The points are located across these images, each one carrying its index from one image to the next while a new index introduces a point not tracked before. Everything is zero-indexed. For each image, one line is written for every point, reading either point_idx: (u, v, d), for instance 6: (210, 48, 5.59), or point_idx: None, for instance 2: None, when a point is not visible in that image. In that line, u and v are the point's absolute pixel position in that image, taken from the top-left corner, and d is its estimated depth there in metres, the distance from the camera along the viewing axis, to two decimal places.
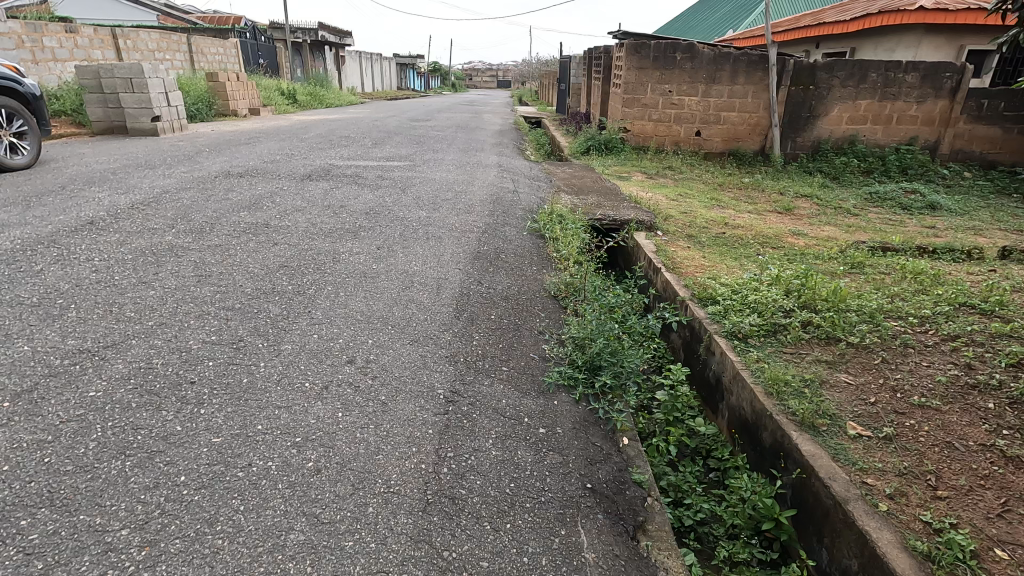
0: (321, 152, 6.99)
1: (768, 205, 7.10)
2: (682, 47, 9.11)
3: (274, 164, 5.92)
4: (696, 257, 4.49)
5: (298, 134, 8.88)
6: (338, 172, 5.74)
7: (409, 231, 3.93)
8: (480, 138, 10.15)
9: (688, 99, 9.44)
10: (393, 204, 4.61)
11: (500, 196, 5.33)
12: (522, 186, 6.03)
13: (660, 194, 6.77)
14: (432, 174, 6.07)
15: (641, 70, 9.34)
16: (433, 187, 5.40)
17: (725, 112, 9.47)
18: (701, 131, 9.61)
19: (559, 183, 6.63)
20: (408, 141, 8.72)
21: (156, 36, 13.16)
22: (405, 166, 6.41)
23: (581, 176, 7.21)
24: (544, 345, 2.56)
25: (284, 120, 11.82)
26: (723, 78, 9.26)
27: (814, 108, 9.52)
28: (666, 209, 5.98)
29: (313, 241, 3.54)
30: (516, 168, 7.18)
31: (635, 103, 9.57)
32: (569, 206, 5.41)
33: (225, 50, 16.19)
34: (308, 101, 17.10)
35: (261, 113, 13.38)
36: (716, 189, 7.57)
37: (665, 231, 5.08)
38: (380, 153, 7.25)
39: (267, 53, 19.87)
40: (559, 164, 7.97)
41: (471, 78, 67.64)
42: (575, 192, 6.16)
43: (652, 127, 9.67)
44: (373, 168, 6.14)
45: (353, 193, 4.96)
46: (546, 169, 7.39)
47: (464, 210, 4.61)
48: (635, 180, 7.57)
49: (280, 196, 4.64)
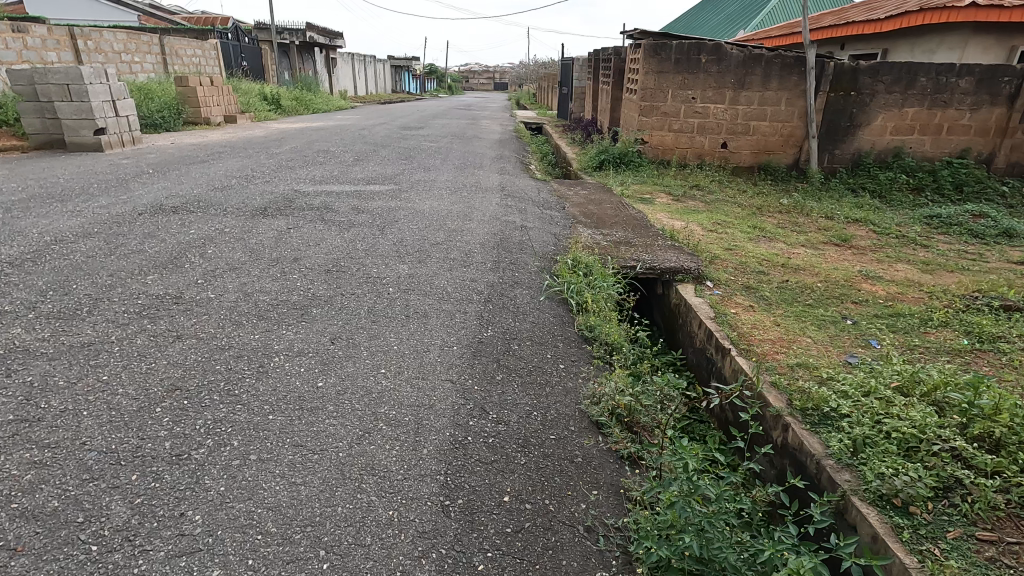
0: (289, 173, 5.87)
1: (820, 234, 6.00)
2: (706, 48, 8.02)
3: (224, 192, 4.80)
4: (767, 323, 3.41)
5: (270, 148, 7.77)
6: (303, 202, 4.63)
7: (383, 302, 2.83)
8: (478, 151, 9.05)
9: (713, 106, 8.35)
10: (366, 254, 3.49)
11: (505, 235, 4.22)
12: (531, 217, 4.91)
13: (696, 224, 5.70)
14: (421, 203, 4.95)
15: (660, 74, 8.25)
16: (420, 224, 4.28)
17: (755, 121, 8.38)
18: (727, 143, 8.53)
19: (574, 211, 5.52)
20: (396, 156, 7.61)
21: (122, 36, 12.03)
22: (388, 192, 5.28)
23: (598, 200, 6.10)
24: (598, 571, 1.46)
25: (260, 129, 10.70)
26: (754, 83, 8.18)
27: (855, 117, 8.43)
28: (708, 245, 4.91)
29: (237, 330, 2.42)
30: (522, 191, 6.06)
31: (653, 112, 8.48)
32: (591, 246, 4.32)
33: (203, 52, 15.08)
34: (293, 107, 15.99)
35: (238, 121, 12.23)
36: (755, 214, 6.47)
37: (715, 281, 4.00)
38: (360, 174, 6.12)
39: (251, 55, 18.71)
40: (570, 185, 6.85)
41: (467, 80, 66.39)
42: (595, 225, 5.05)
43: (672, 138, 8.58)
44: (349, 195, 5.03)
45: (315, 235, 3.83)
46: (556, 192, 6.28)
47: (460, 261, 3.49)
48: (659, 203, 6.49)
49: (217, 243, 3.52)
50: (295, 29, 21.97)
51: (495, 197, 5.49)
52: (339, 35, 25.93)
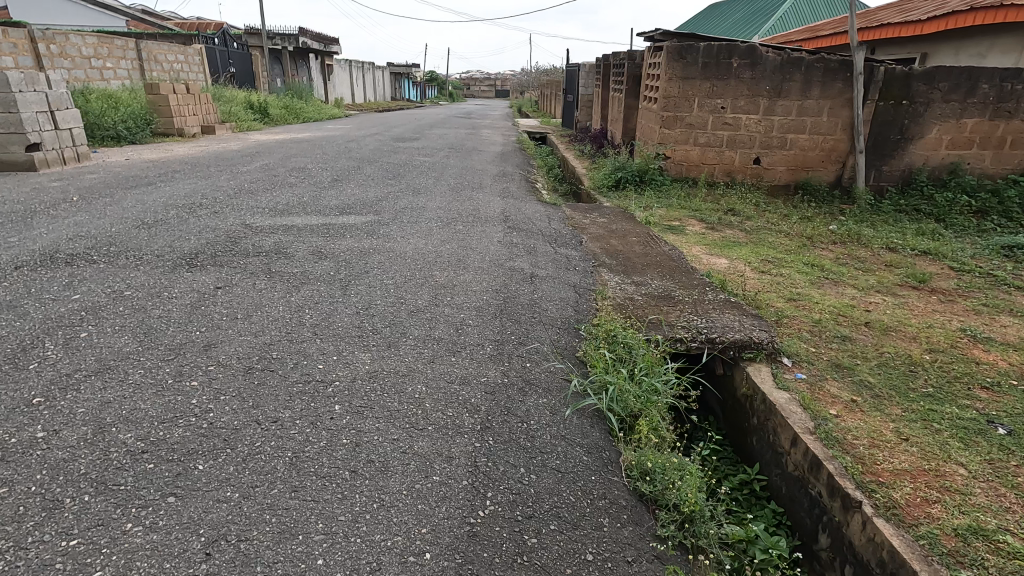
0: (247, 200, 4.86)
1: (889, 272, 4.96)
2: (738, 51, 7.03)
3: (152, 229, 3.78)
4: (890, 437, 2.38)
5: (237, 165, 6.76)
6: (248, 244, 3.61)
7: (318, 438, 1.79)
8: (479, 166, 8.03)
9: (746, 117, 7.32)
10: (313, 334, 2.46)
11: (510, 292, 3.18)
12: (543, 260, 3.87)
13: (744, 262, 4.69)
14: (403, 242, 3.93)
15: (685, 80, 7.23)
16: (399, 276, 3.25)
17: (792, 134, 7.37)
18: (760, 158, 7.51)
19: (595, 247, 4.49)
20: (382, 175, 6.60)
21: (92, 40, 11.10)
22: (364, 227, 4.26)
23: (621, 232, 5.05)
24: None
25: (236, 142, 9.71)
26: (792, 91, 7.19)
27: (906, 129, 7.39)
28: (767, 294, 3.91)
29: (41, 529, 1.37)
30: (530, 220, 5.03)
31: (677, 123, 7.44)
32: (623, 306, 3.29)
33: (186, 58, 14.15)
34: (281, 116, 15.03)
35: (216, 132, 11.25)
36: (806, 245, 5.45)
37: (795, 359, 2.97)
38: (334, 200, 5.12)
39: (240, 61, 17.80)
40: (585, 210, 5.82)
41: (469, 87, 65.57)
42: (623, 268, 4.01)
43: (698, 153, 7.54)
44: (313, 232, 4.01)
45: (248, 298, 2.80)
46: (571, 221, 5.25)
47: (448, 346, 2.46)
48: (692, 233, 5.46)
49: (102, 317, 2.49)
50: (288, 34, 21.07)
51: (497, 230, 4.46)
52: (336, 40, 25.02)
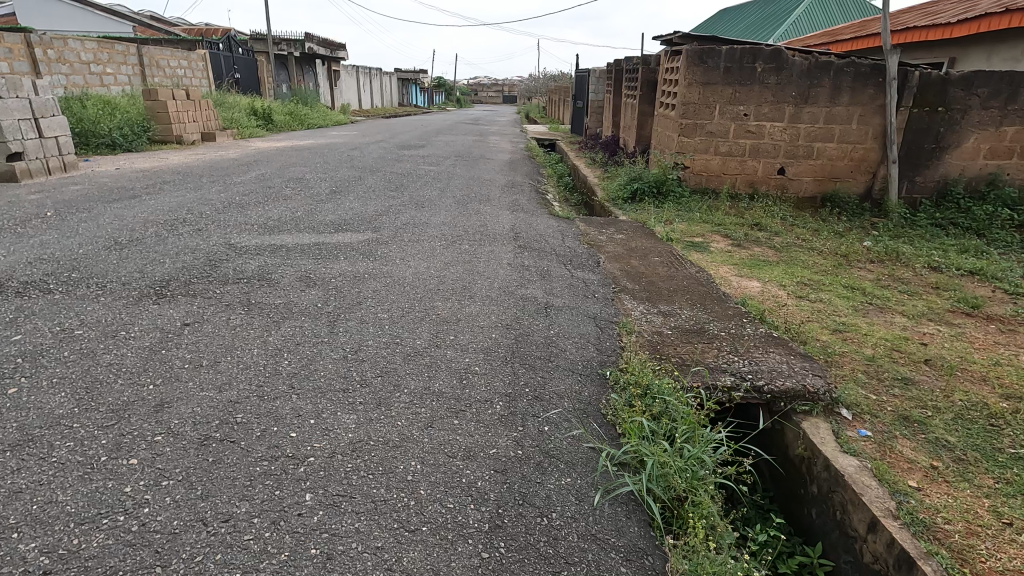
0: (236, 215, 4.50)
1: (937, 296, 4.52)
2: (763, 55, 6.63)
3: (125, 251, 3.42)
4: (990, 520, 1.95)
5: (232, 175, 6.42)
6: (229, 268, 3.24)
7: (279, 546, 1.38)
8: (486, 176, 7.64)
9: (770, 125, 6.90)
10: (289, 389, 2.06)
11: (522, 328, 2.78)
12: (558, 287, 3.46)
13: (777, 286, 4.26)
14: (402, 266, 3.53)
15: (706, 86, 6.82)
16: (395, 308, 2.85)
17: (820, 143, 6.95)
18: (785, 168, 7.08)
19: (614, 270, 4.07)
20: (384, 186, 6.24)
21: (92, 45, 10.87)
22: (361, 247, 3.87)
23: (641, 250, 4.64)
24: None
25: (235, 150, 9.40)
26: (820, 97, 6.77)
27: (941, 137, 6.93)
28: (810, 325, 3.47)
29: None
30: (542, 237, 4.63)
31: (697, 131, 7.02)
32: (651, 343, 2.88)
33: (189, 63, 13.92)
34: (285, 122, 14.76)
35: (217, 139, 10.97)
36: (842, 265, 5.01)
37: (855, 411, 2.53)
38: (331, 214, 4.74)
39: (245, 66, 17.58)
40: (601, 225, 5.42)
41: (477, 93, 65.44)
42: (648, 295, 3.59)
43: (718, 163, 7.11)
44: (304, 254, 3.63)
45: (219, 339, 2.41)
46: (586, 239, 4.84)
47: (450, 403, 2.05)
48: (717, 251, 5.05)
49: (41, 365, 2.11)
50: (294, 39, 20.87)
51: (507, 250, 4.06)
52: (342, 46, 24.82)
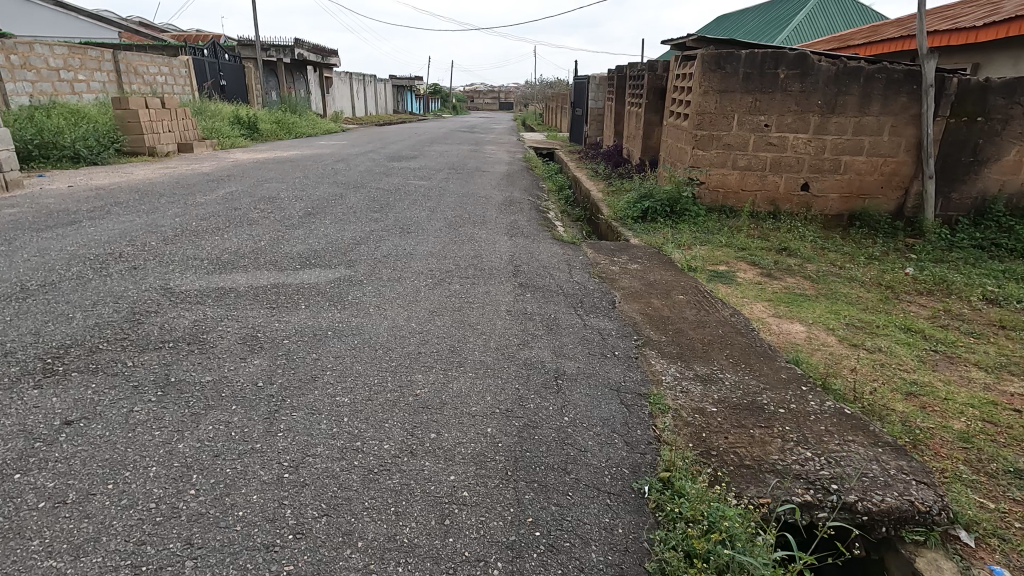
0: (186, 246, 3.84)
1: (1006, 336, 3.88)
2: (787, 59, 6.02)
3: (29, 301, 2.75)
4: None
5: (196, 193, 5.76)
6: (154, 326, 2.57)
7: None
8: (481, 192, 6.99)
9: (794, 137, 6.30)
10: (183, 550, 1.38)
11: (528, 414, 2.11)
12: (570, 343, 2.80)
13: (824, 330, 3.63)
14: (377, 316, 2.87)
15: (723, 94, 6.19)
16: (360, 385, 2.19)
17: (847, 156, 6.36)
18: (809, 184, 6.48)
19: (634, 315, 3.41)
20: (367, 206, 5.59)
21: (62, 51, 10.21)
22: (329, 289, 3.21)
23: (661, 286, 3.99)
24: None
25: (211, 162, 8.75)
26: (848, 106, 6.17)
27: (980, 149, 6.31)
28: (880, 390, 2.80)
29: None
30: (546, 271, 3.97)
31: (713, 143, 6.38)
32: (694, 430, 2.22)
33: (169, 70, 13.29)
34: (270, 131, 14.13)
35: (194, 150, 10.31)
36: (889, 298, 4.38)
37: (978, 535, 1.85)
38: (299, 244, 4.08)
39: (231, 73, 16.97)
40: (611, 252, 4.79)
41: (473, 99, 65.07)
42: (680, 351, 2.93)
43: (737, 178, 6.48)
44: (255, 300, 2.97)
45: (105, 447, 1.74)
46: (597, 272, 4.19)
47: (424, 571, 1.38)
48: (744, 282, 4.42)
49: None
50: (283, 46, 20.26)
51: (506, 290, 3.40)
52: (334, 52, 24.23)
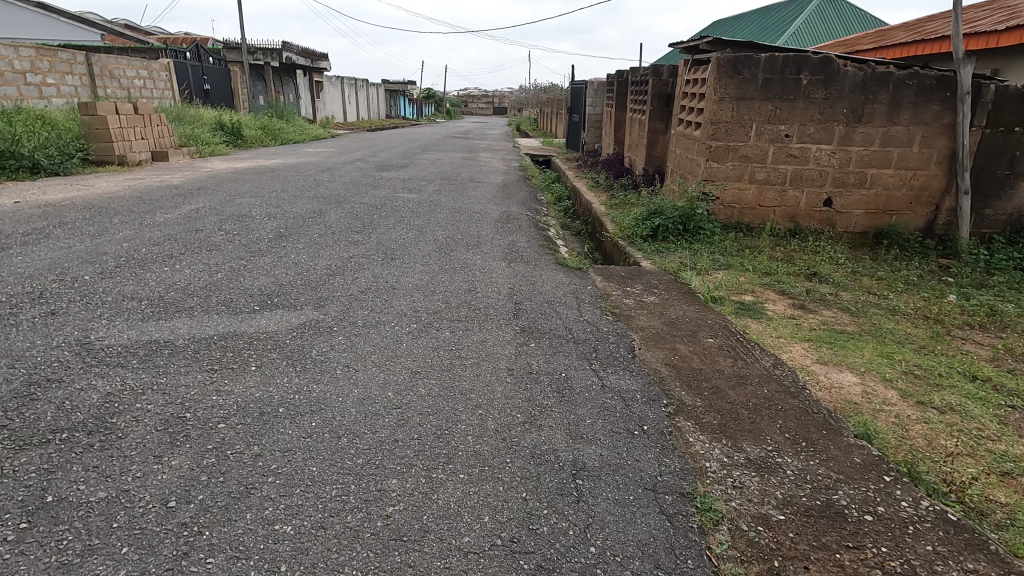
0: (126, 281, 3.24)
1: None
2: (810, 63, 5.50)
3: None
4: None
5: (156, 210, 5.17)
6: (49, 405, 1.97)
7: None
8: (476, 207, 6.42)
9: (816, 148, 5.79)
10: None
11: (540, 547, 1.54)
12: (587, 416, 2.23)
13: (880, 380, 3.08)
14: (345, 382, 2.29)
15: (740, 101, 5.67)
16: (311, 503, 1.61)
17: (873, 169, 5.86)
18: (832, 199, 5.97)
19: (659, 368, 2.85)
20: (347, 226, 5.01)
21: (28, 52, 9.58)
22: (288, 341, 2.62)
23: (685, 324, 3.43)
24: None
25: (184, 172, 8.13)
26: (875, 115, 5.67)
27: (1017, 162, 5.80)
28: (975, 474, 2.22)
29: None
30: (551, 308, 3.40)
31: (729, 155, 5.85)
32: (762, 555, 1.66)
33: (147, 73, 12.66)
34: (255, 137, 13.52)
35: (170, 159, 9.70)
36: (940, 334, 3.83)
37: None
38: (263, 276, 3.49)
39: (215, 77, 16.34)
40: (623, 280, 4.24)
41: (467, 104, 64.74)
42: (722, 423, 2.37)
43: (754, 193, 5.95)
44: (192, 360, 2.37)
45: None
46: (609, 308, 3.63)
47: None
48: (777, 317, 3.88)
49: None
50: (271, 49, 19.66)
51: (505, 338, 2.83)
52: (324, 55, 23.64)
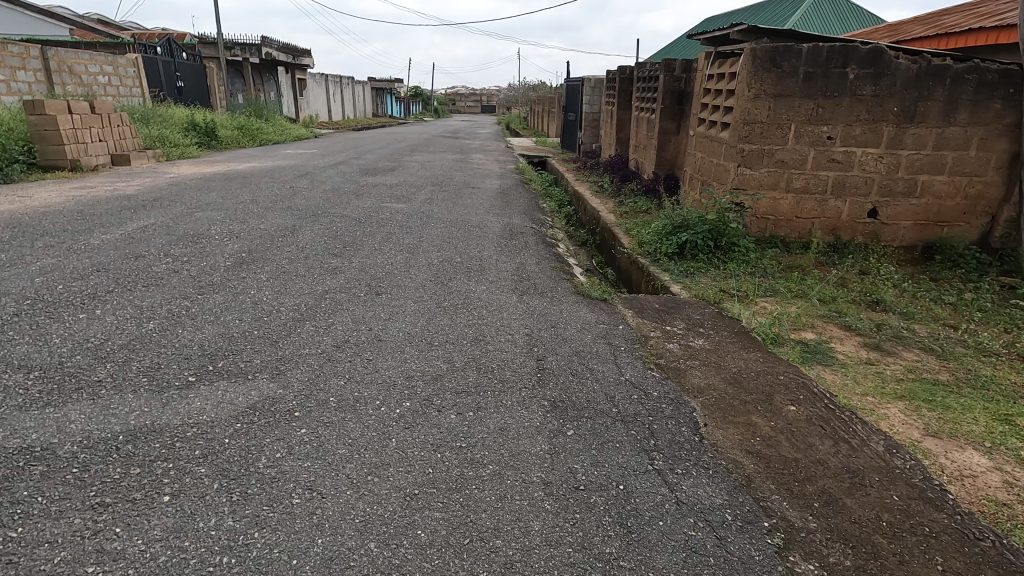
0: (19, 340, 2.42)
1: None
2: (858, 55, 4.80)
3: None
4: None
5: (94, 229, 4.32)
6: None
7: None
8: (474, 220, 5.64)
9: (861, 152, 5.09)
10: None
11: None
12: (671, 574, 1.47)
13: (1016, 462, 2.36)
14: (303, 523, 1.51)
15: (778, 98, 4.95)
16: None
17: (924, 176, 5.17)
18: (878, 209, 5.27)
19: (740, 460, 2.10)
20: (324, 247, 4.22)
21: None
22: (225, 441, 1.83)
23: (753, 382, 2.70)
24: None
25: (144, 179, 7.25)
26: (929, 115, 4.98)
27: None
28: None
29: None
30: (583, 365, 2.64)
31: (763, 160, 5.14)
32: None
33: (111, 69, 11.69)
34: (230, 138, 12.61)
35: (132, 162, 8.81)
36: None
37: None
38: (208, 326, 2.69)
39: (189, 74, 15.37)
40: (659, 315, 3.51)
41: (454, 103, 63.99)
42: (860, 567, 1.62)
43: (791, 203, 5.24)
44: (71, 489, 1.58)
45: None
46: (653, 360, 2.88)
47: None
48: (852, 365, 3.17)
49: None
50: (250, 44, 18.68)
51: (532, 423, 2.07)
52: (307, 52, 22.68)
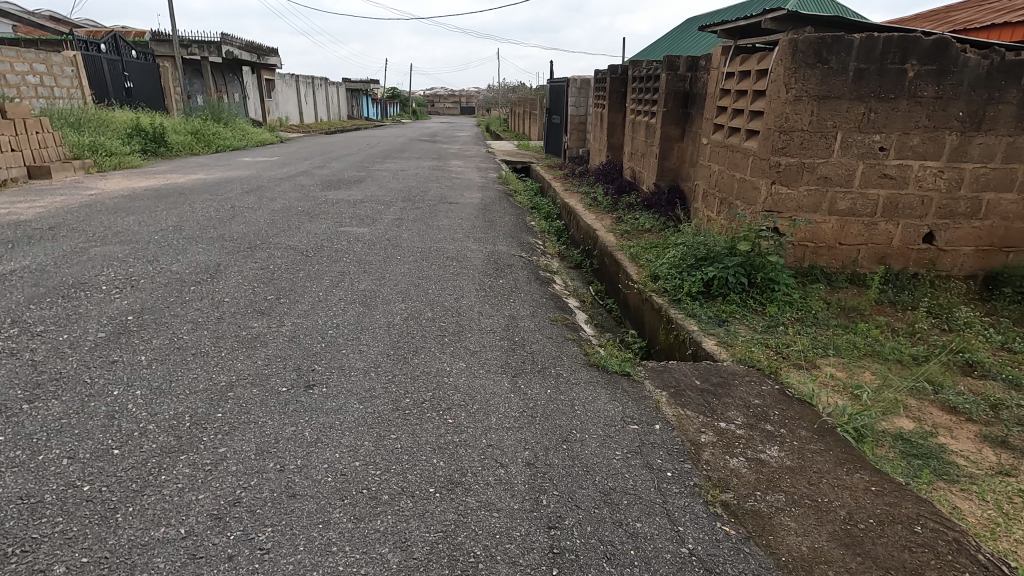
0: None
1: None
2: (919, 48, 3.92)
3: None
4: None
5: None
6: None
7: None
8: (450, 249, 4.63)
9: (920, 165, 4.18)
10: None
11: None
12: None
13: None
14: None
15: (821, 99, 4.05)
16: None
17: (993, 192, 4.27)
18: (935, 233, 4.37)
19: None
20: (247, 298, 3.16)
21: None
22: None
23: (880, 544, 1.73)
24: None
25: (56, 196, 6.07)
26: (1000, 120, 4.10)
27: None
28: None
29: None
30: (620, 533, 1.65)
31: (802, 175, 4.24)
32: None
33: (42, 67, 10.40)
34: (181, 144, 11.40)
35: (54, 175, 7.61)
36: None
37: None
38: (5, 482, 1.63)
39: (139, 74, 14.08)
40: (705, 402, 2.53)
41: (433, 104, 62.86)
42: None
43: (834, 227, 4.34)
44: None
45: None
46: (718, 499, 1.89)
47: None
48: (982, 476, 2.23)
49: None
50: (210, 41, 17.38)
51: None
52: (274, 51, 21.40)
